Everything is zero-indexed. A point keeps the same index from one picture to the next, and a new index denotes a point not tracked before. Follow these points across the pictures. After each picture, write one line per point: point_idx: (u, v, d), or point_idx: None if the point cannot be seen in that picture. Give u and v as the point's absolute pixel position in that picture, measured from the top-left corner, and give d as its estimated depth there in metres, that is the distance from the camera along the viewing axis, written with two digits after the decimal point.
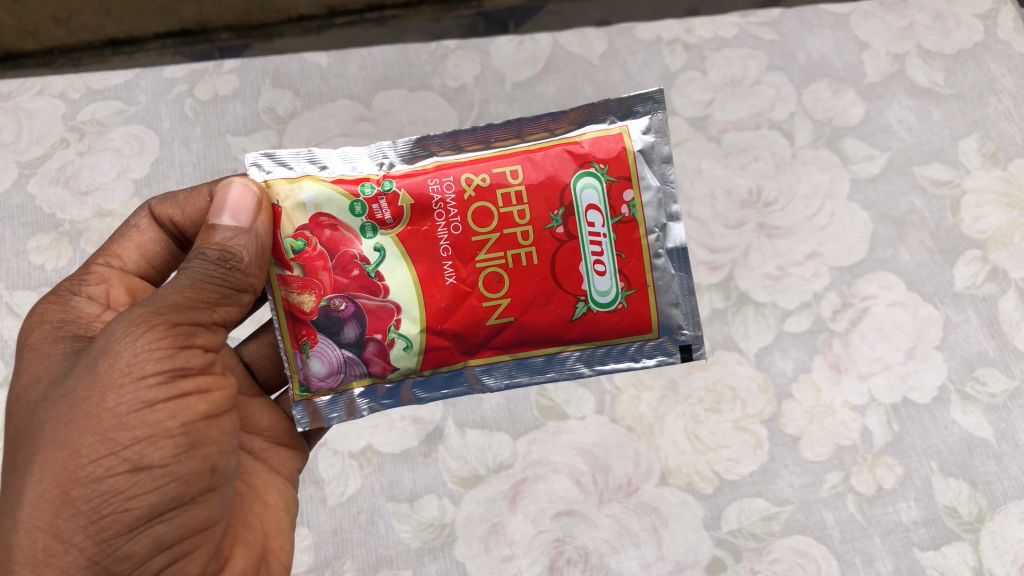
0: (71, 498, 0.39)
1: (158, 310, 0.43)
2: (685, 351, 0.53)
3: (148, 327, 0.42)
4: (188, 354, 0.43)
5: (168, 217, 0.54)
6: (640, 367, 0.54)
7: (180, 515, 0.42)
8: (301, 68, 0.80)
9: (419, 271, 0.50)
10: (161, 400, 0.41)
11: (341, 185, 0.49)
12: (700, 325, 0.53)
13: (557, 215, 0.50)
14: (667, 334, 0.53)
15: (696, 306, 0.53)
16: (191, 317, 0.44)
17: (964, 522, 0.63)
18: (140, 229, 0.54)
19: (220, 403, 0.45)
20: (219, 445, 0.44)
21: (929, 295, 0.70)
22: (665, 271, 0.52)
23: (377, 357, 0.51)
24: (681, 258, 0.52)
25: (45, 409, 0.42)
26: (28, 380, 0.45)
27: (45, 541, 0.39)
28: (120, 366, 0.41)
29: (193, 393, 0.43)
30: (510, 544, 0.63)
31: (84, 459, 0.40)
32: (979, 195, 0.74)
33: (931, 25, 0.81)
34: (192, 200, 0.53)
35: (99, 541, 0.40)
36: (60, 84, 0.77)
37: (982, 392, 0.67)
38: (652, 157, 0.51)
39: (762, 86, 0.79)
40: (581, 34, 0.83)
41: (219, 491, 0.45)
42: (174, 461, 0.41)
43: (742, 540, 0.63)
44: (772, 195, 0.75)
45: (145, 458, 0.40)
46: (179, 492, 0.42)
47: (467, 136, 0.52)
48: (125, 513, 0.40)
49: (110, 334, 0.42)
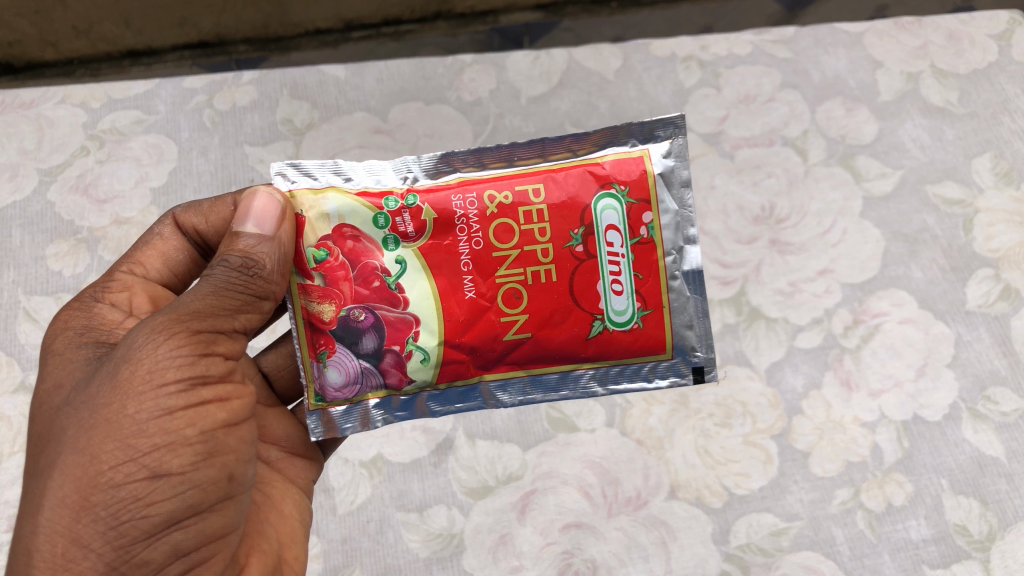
0: (90, 504, 0.40)
1: (179, 318, 0.43)
2: (697, 373, 0.54)
3: (169, 334, 0.42)
4: (209, 361, 0.44)
5: (192, 225, 0.54)
6: (652, 387, 0.54)
7: (197, 523, 0.43)
8: (319, 80, 0.81)
9: (439, 284, 0.50)
10: (181, 408, 0.42)
11: (365, 198, 0.50)
12: (714, 348, 0.53)
13: (577, 233, 0.50)
14: (681, 356, 0.53)
15: (710, 328, 0.53)
16: (212, 325, 0.44)
17: (974, 540, 0.62)
18: (163, 237, 0.55)
19: (240, 412, 0.45)
20: (237, 453, 0.44)
21: (941, 313, 0.71)
22: (680, 293, 0.52)
23: (394, 368, 0.51)
24: (697, 281, 0.52)
25: (66, 415, 0.42)
26: (51, 386, 0.46)
27: (64, 546, 0.40)
28: (140, 373, 0.41)
29: (213, 401, 0.43)
30: (518, 556, 0.63)
31: (103, 466, 0.40)
32: (992, 214, 0.74)
33: (945, 45, 0.81)
34: (216, 210, 0.54)
35: (116, 548, 0.40)
36: (81, 94, 0.78)
37: (993, 410, 0.67)
38: (672, 180, 0.52)
39: (776, 104, 0.80)
40: (597, 50, 0.84)
41: (236, 500, 0.45)
42: (192, 469, 0.42)
43: (751, 555, 0.63)
44: (784, 211, 0.75)
45: (163, 465, 0.41)
46: (197, 499, 0.42)
47: (492, 153, 0.52)
48: (143, 520, 0.41)
49: (132, 341, 0.43)
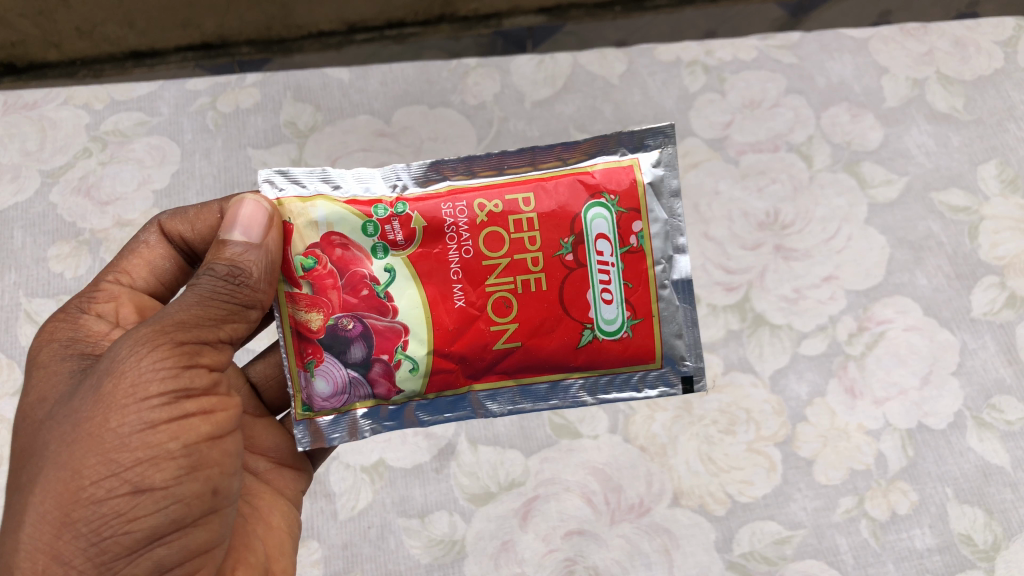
0: (71, 520, 0.40)
1: (163, 329, 0.43)
2: (687, 382, 0.53)
3: (153, 346, 0.42)
4: (193, 373, 0.43)
5: (177, 232, 0.54)
6: (641, 397, 0.54)
7: (180, 538, 0.42)
8: (323, 83, 0.81)
9: (428, 292, 0.50)
10: (164, 421, 0.41)
11: (354, 206, 0.50)
12: (703, 357, 0.53)
13: (568, 242, 0.50)
14: (670, 364, 0.53)
15: (700, 338, 0.53)
16: (198, 336, 0.44)
17: (978, 550, 0.62)
18: (149, 244, 0.54)
19: (225, 424, 0.45)
20: (222, 466, 0.44)
21: (946, 320, 0.70)
22: (670, 302, 0.52)
23: (383, 378, 0.51)
24: (686, 291, 0.52)
25: (49, 428, 0.42)
26: (35, 397, 0.45)
27: (45, 562, 0.39)
28: (124, 386, 0.41)
29: (197, 413, 0.43)
30: (520, 563, 0.62)
31: (85, 481, 0.40)
32: (997, 221, 0.74)
33: (952, 51, 0.81)
34: (202, 216, 0.54)
35: (98, 564, 0.40)
36: (85, 95, 0.78)
37: (998, 419, 0.66)
38: (661, 190, 0.51)
39: (781, 109, 0.80)
40: (601, 54, 0.84)
41: (220, 513, 0.45)
42: (175, 484, 0.42)
43: (754, 563, 0.62)
44: (789, 217, 0.75)
45: (146, 480, 0.41)
46: (180, 514, 0.42)
47: (481, 162, 0.52)
48: (125, 535, 0.40)
49: (116, 354, 0.42)
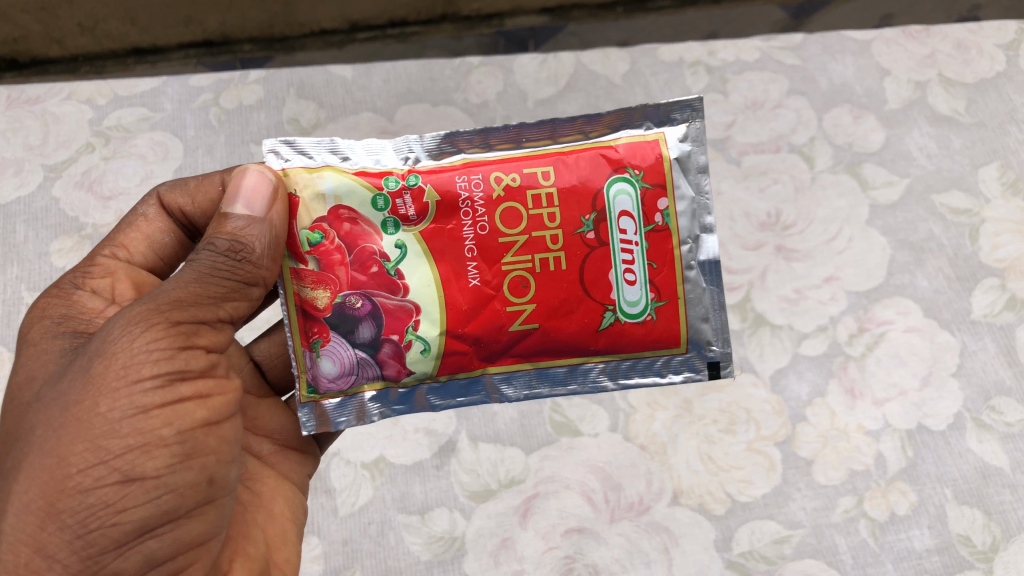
0: (57, 510, 0.40)
1: (157, 309, 0.43)
2: (713, 368, 0.53)
3: (145, 327, 0.42)
4: (187, 356, 0.43)
5: (177, 205, 0.54)
6: (665, 382, 0.53)
7: (172, 529, 0.42)
8: (326, 80, 0.81)
9: (442, 270, 0.50)
10: (156, 406, 0.41)
11: (363, 177, 0.50)
12: (730, 343, 0.53)
13: (588, 220, 0.50)
14: (695, 350, 0.53)
15: (727, 322, 0.53)
16: (193, 317, 0.44)
17: (977, 551, 0.62)
18: (148, 217, 0.54)
19: (220, 410, 0.45)
20: (217, 455, 0.44)
21: (946, 322, 0.70)
22: (696, 284, 0.52)
23: (392, 359, 0.51)
24: (713, 272, 0.52)
25: (37, 413, 0.42)
26: (25, 378, 0.45)
27: (28, 554, 0.39)
28: (115, 369, 0.41)
29: (192, 399, 0.43)
30: (519, 560, 0.62)
31: (73, 468, 0.40)
32: (998, 223, 0.74)
33: (953, 54, 0.81)
34: (202, 189, 0.54)
35: (85, 556, 0.40)
36: (88, 90, 0.78)
37: (997, 420, 0.67)
38: (688, 165, 0.51)
39: (783, 110, 0.80)
40: (604, 54, 0.84)
41: (216, 504, 0.45)
42: (167, 472, 0.42)
43: (753, 563, 0.62)
44: (791, 218, 0.75)
45: (137, 468, 0.41)
46: (172, 504, 0.42)
47: (499, 134, 0.52)
48: (113, 526, 0.40)
49: (107, 336, 0.42)
